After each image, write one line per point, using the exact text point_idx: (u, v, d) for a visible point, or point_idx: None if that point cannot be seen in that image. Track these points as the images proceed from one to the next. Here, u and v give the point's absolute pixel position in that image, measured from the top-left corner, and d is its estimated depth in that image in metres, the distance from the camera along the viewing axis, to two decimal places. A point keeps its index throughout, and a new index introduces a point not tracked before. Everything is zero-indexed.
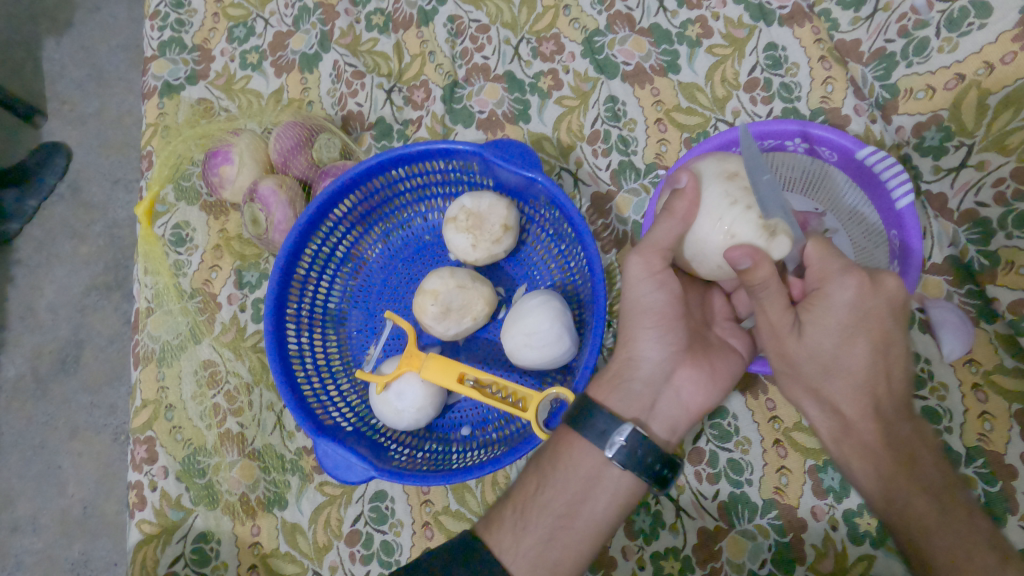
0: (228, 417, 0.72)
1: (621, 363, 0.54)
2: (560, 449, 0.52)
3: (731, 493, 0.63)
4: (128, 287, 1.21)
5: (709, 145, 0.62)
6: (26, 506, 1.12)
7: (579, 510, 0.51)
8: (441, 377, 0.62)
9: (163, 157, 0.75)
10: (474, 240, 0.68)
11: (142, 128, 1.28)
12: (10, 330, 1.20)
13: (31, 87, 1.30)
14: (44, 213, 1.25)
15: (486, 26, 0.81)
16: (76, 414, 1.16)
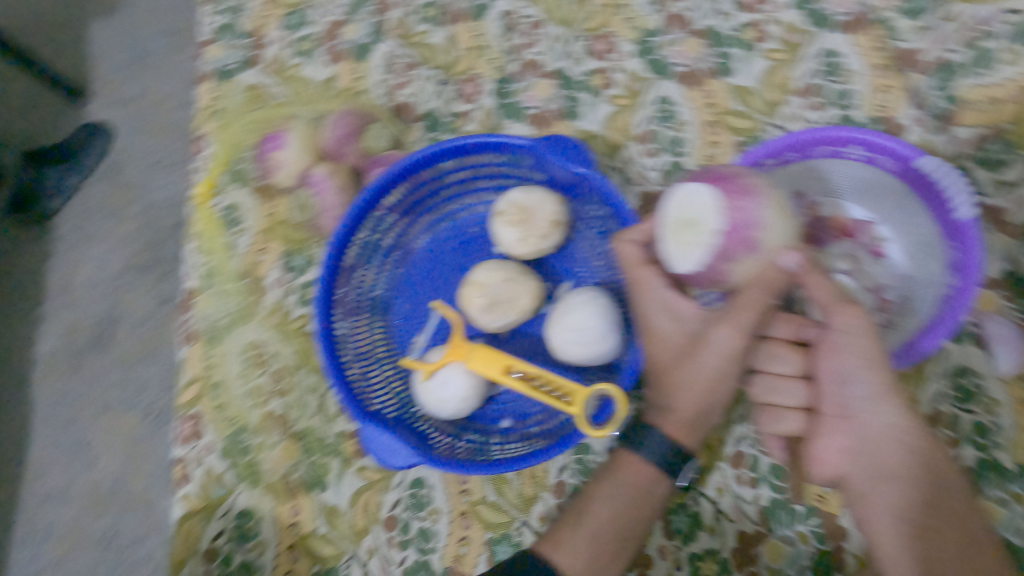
0: (272, 398, 0.73)
1: (696, 413, 0.56)
2: (627, 478, 0.57)
3: (772, 498, 0.63)
4: (163, 268, 1.23)
5: (766, 149, 0.62)
6: (57, 477, 1.15)
7: (637, 531, 0.57)
8: (487, 367, 0.63)
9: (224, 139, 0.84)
10: (523, 234, 0.69)
11: (183, 112, 1.29)
12: (47, 305, 1.24)
13: (76, 68, 1.33)
14: (84, 192, 1.28)
15: (541, 22, 0.81)
16: (109, 389, 1.18)
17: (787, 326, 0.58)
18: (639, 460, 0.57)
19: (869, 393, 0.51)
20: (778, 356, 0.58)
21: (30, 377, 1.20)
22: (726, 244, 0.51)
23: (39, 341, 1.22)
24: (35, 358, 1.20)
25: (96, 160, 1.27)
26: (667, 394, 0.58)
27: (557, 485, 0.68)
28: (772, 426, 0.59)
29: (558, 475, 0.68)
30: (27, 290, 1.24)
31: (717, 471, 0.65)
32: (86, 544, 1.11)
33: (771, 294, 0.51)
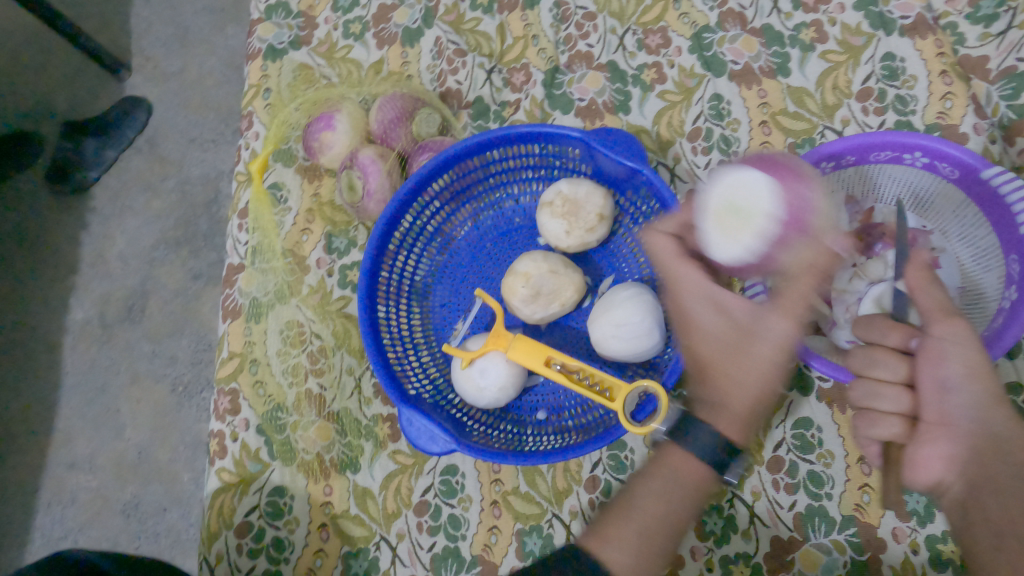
0: (309, 377, 0.73)
1: (750, 408, 0.50)
2: (679, 471, 0.50)
3: (808, 505, 0.62)
4: (195, 244, 1.24)
5: (823, 150, 0.61)
6: (84, 445, 1.16)
7: (685, 532, 0.50)
8: (527, 358, 0.63)
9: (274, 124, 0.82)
10: (568, 226, 0.68)
11: (222, 90, 1.31)
12: (80, 275, 1.25)
13: (118, 42, 1.34)
14: (122, 165, 1.29)
15: (593, 14, 0.81)
16: (138, 361, 1.20)
17: (893, 331, 0.50)
18: (690, 455, 0.49)
19: (974, 403, 0.45)
20: (882, 358, 0.49)
21: (61, 344, 1.21)
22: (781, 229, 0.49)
23: (70, 310, 1.23)
24: (66, 326, 1.22)
25: (134, 134, 1.28)
26: (716, 393, 0.51)
27: (590, 480, 0.68)
28: (870, 431, 0.51)
29: (592, 470, 0.68)
30: (59, 258, 1.25)
31: (754, 474, 0.64)
32: (110, 512, 1.13)
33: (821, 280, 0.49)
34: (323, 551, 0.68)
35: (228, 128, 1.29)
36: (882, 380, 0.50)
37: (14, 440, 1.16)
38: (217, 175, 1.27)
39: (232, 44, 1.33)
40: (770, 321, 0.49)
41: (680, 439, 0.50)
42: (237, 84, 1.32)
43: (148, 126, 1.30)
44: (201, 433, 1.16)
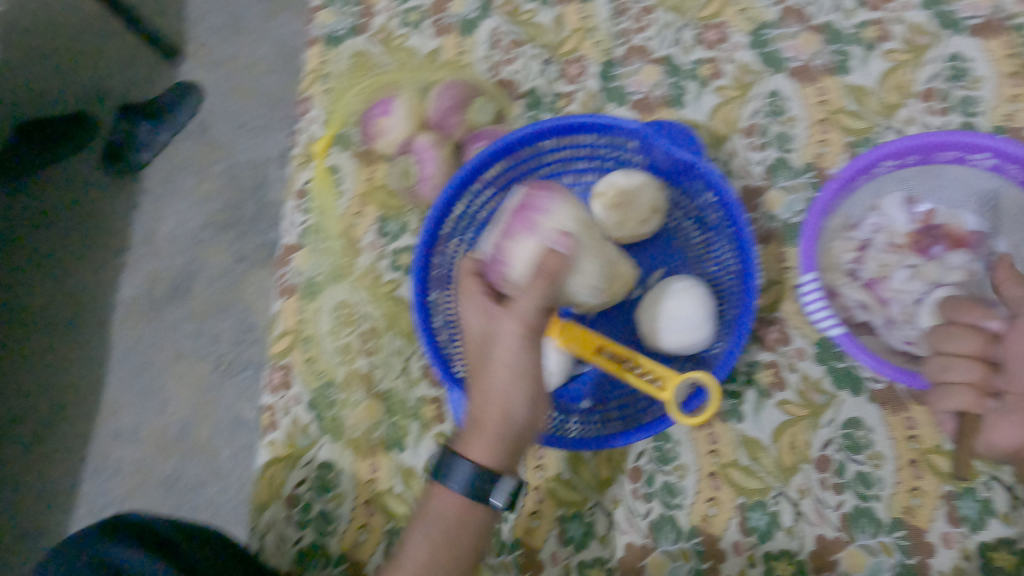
0: (358, 356, 0.75)
1: (498, 424, 0.54)
2: (441, 511, 0.55)
3: (856, 506, 0.61)
4: (242, 228, 1.27)
5: (887, 150, 0.60)
6: (129, 417, 1.20)
7: (462, 556, 0.55)
8: (578, 346, 0.63)
9: (338, 108, 0.86)
10: (620, 218, 0.69)
11: (271, 79, 1.33)
12: (131, 253, 1.30)
13: (173, 28, 1.39)
14: (172, 148, 1.34)
15: (652, 8, 0.81)
16: (182, 339, 1.23)
17: (970, 311, 0.53)
18: (447, 493, 0.55)
19: None
20: (962, 334, 0.53)
21: (110, 320, 1.26)
22: (517, 228, 0.60)
23: (121, 287, 1.28)
24: (116, 303, 1.26)
25: (187, 117, 1.33)
26: (475, 412, 0.55)
27: (633, 470, 0.68)
28: (941, 403, 0.53)
29: (635, 460, 0.68)
30: (113, 236, 1.31)
31: (800, 471, 0.63)
32: (151, 483, 1.16)
33: (549, 277, 0.54)
34: (367, 526, 0.69)
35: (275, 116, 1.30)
36: (960, 354, 0.52)
37: (65, 410, 1.21)
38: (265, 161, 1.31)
39: (283, 31, 1.36)
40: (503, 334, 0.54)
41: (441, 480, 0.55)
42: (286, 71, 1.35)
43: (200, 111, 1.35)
44: (240, 412, 1.18)
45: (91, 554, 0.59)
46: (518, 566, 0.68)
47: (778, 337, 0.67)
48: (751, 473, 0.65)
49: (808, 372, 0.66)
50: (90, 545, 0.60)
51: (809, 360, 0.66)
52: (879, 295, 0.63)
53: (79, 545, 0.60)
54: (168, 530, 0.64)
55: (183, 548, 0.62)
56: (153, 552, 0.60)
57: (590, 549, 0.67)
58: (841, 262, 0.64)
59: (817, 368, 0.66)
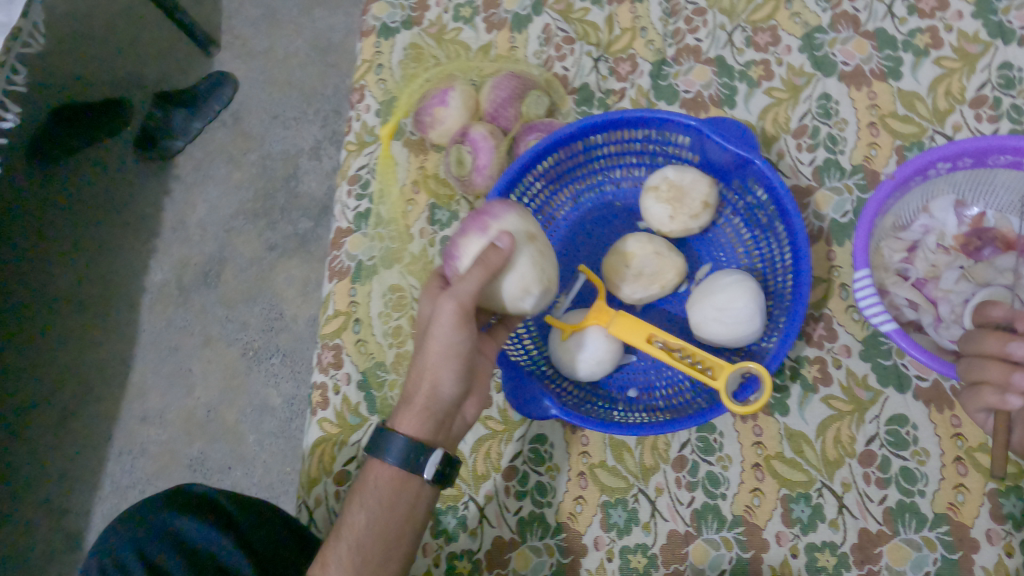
0: (408, 340, 0.76)
1: (425, 399, 0.58)
2: (375, 483, 0.58)
3: (900, 501, 0.63)
4: (272, 217, 1.32)
5: (931, 155, 0.62)
6: (155, 400, 1.24)
7: (403, 527, 0.58)
8: (631, 334, 0.65)
9: (412, 91, 0.86)
10: (672, 212, 0.70)
11: (304, 71, 1.39)
12: (161, 238, 1.33)
13: (211, 19, 1.46)
14: (207, 137, 1.38)
15: (703, 10, 0.83)
16: (212, 325, 1.27)
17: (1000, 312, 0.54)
18: (383, 466, 0.58)
19: None
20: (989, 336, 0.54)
21: (140, 303, 1.29)
22: (468, 226, 0.62)
23: (150, 272, 1.31)
24: (145, 287, 1.30)
25: (221, 108, 1.36)
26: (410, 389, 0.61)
27: (677, 459, 0.69)
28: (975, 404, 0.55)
29: (679, 450, 0.70)
30: (143, 222, 1.34)
31: (844, 466, 0.65)
32: (177, 465, 1.20)
33: (486, 273, 0.56)
34: None
35: (309, 107, 1.37)
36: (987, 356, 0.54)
37: (92, 391, 1.24)
38: (297, 152, 1.35)
39: (319, 25, 1.43)
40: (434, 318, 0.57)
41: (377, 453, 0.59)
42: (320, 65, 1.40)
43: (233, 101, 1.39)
44: (266, 398, 1.21)
45: (159, 528, 0.63)
46: (561, 550, 0.69)
47: (824, 334, 0.69)
48: (796, 466, 0.66)
49: (853, 369, 0.67)
50: (158, 518, 0.63)
51: (855, 357, 0.67)
52: (928, 295, 0.64)
53: (147, 519, 0.63)
54: (226, 500, 0.65)
55: (242, 520, 0.64)
56: (216, 527, 0.62)
57: (633, 535, 0.68)
58: (890, 262, 0.66)
59: (863, 365, 0.67)
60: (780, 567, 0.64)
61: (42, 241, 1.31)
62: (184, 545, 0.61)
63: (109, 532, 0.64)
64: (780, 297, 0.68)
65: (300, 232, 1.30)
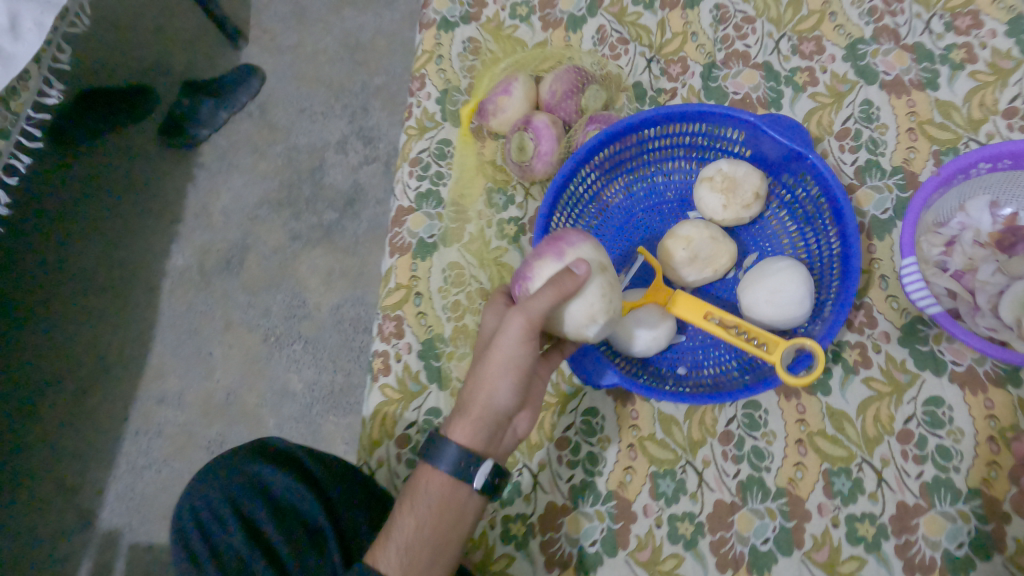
0: (467, 314, 0.80)
1: (480, 409, 0.59)
2: (427, 488, 0.59)
3: (936, 476, 0.67)
4: (297, 207, 1.44)
5: (960, 163, 0.68)
6: (173, 381, 1.32)
7: (450, 533, 0.59)
8: (688, 311, 0.69)
9: (486, 76, 0.90)
10: (726, 202, 0.75)
11: (330, 68, 1.55)
12: (185, 224, 1.45)
13: (241, 13, 1.62)
14: (232, 128, 1.52)
15: (752, 18, 0.88)
16: (233, 310, 1.37)
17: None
18: (435, 472, 0.59)
19: None
20: None
21: (160, 286, 1.40)
22: (545, 249, 0.64)
23: (174, 258, 1.42)
24: (167, 271, 1.40)
25: (248, 99, 1.52)
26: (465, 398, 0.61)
27: (724, 433, 0.73)
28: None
29: (726, 424, 0.74)
30: (167, 211, 1.46)
31: (883, 442, 0.69)
32: (195, 446, 1.27)
33: (560, 293, 0.58)
34: None
35: (337, 103, 1.51)
36: None
37: (112, 371, 1.33)
38: (322, 146, 1.49)
39: (346, 26, 1.59)
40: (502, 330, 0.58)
41: (431, 459, 0.59)
42: (346, 63, 1.55)
43: (259, 95, 1.54)
44: (287, 382, 1.30)
45: (246, 476, 0.69)
46: (612, 516, 0.73)
47: (864, 321, 0.73)
48: (837, 442, 0.70)
49: (892, 353, 0.72)
50: (245, 467, 0.70)
51: (894, 343, 0.72)
52: (965, 285, 0.69)
53: (235, 468, 0.70)
54: (305, 455, 0.71)
55: (320, 474, 0.70)
56: (297, 479, 0.69)
57: (680, 503, 0.72)
58: (929, 255, 0.71)
59: (902, 350, 0.71)
60: (821, 536, 0.68)
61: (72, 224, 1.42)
62: (267, 493, 0.68)
63: (200, 477, 0.71)
64: (824, 284, 0.73)
65: (325, 222, 1.42)
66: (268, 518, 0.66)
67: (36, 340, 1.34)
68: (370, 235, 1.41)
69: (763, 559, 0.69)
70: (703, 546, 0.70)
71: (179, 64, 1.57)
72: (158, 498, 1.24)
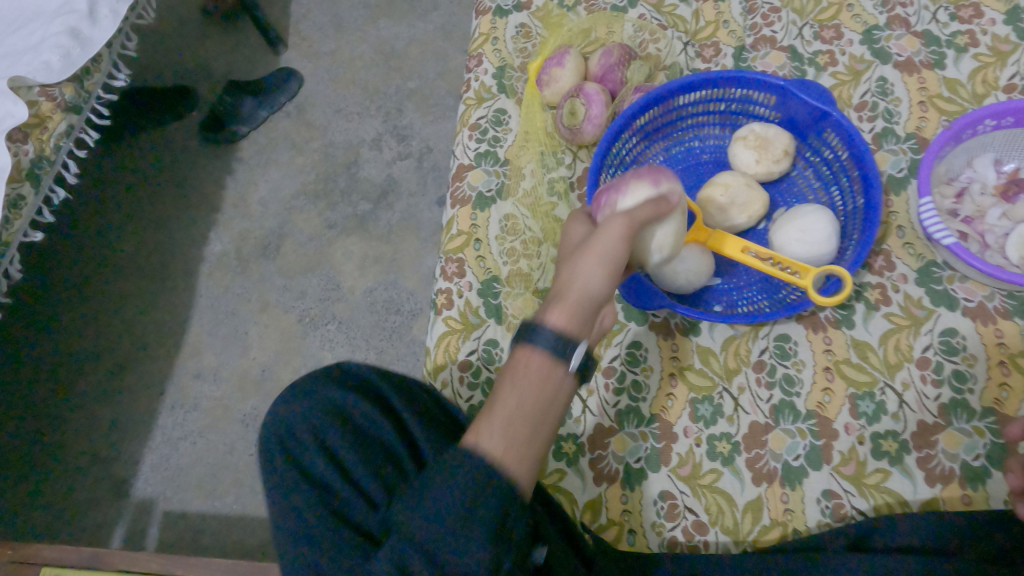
0: (521, 259, 0.88)
1: (579, 294, 0.54)
2: (525, 367, 0.52)
3: (953, 397, 0.74)
4: (333, 198, 1.53)
5: (967, 119, 0.76)
6: (210, 358, 1.40)
7: (551, 411, 0.51)
8: (728, 246, 0.78)
9: (547, 45, 1.00)
10: (759, 157, 0.84)
11: (366, 72, 1.66)
12: (224, 213, 1.53)
13: (284, 22, 1.74)
14: (271, 125, 1.61)
15: (778, 8, 0.99)
16: (270, 292, 1.46)
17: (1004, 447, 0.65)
18: (533, 348, 0.52)
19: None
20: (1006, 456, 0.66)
21: (198, 270, 1.48)
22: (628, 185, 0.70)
23: (212, 243, 1.51)
24: (205, 256, 1.49)
25: (287, 100, 1.62)
26: (555, 290, 0.56)
27: (757, 362, 0.80)
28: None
29: (759, 354, 0.81)
30: (209, 199, 1.55)
31: (903, 369, 0.76)
32: (230, 419, 1.35)
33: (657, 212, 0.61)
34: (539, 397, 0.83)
35: (372, 104, 1.62)
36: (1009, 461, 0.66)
37: (151, 349, 1.41)
38: (357, 142, 1.58)
39: (381, 34, 1.70)
40: (605, 227, 0.58)
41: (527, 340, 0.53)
42: (381, 68, 1.66)
43: (298, 95, 1.64)
44: (321, 360, 1.38)
45: (326, 402, 0.67)
46: (655, 436, 0.79)
47: (883, 265, 0.81)
48: (861, 369, 0.77)
49: (911, 293, 0.79)
50: (325, 393, 0.68)
51: (911, 283, 0.80)
52: (976, 229, 0.78)
53: (315, 394, 0.68)
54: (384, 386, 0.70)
55: (400, 402, 0.68)
56: (377, 407, 0.67)
57: (718, 425, 0.78)
58: (943, 205, 0.80)
59: (919, 289, 0.79)
60: (848, 453, 0.74)
61: (117, 212, 1.51)
62: (346, 419, 0.66)
63: (281, 407, 0.69)
64: (846, 231, 0.81)
65: (359, 213, 1.51)
66: (350, 441, 0.64)
67: (75, 317, 1.42)
68: (402, 224, 1.49)
69: (794, 474, 0.75)
70: (740, 462, 0.76)
71: (220, 68, 1.67)
72: (193, 468, 1.32)
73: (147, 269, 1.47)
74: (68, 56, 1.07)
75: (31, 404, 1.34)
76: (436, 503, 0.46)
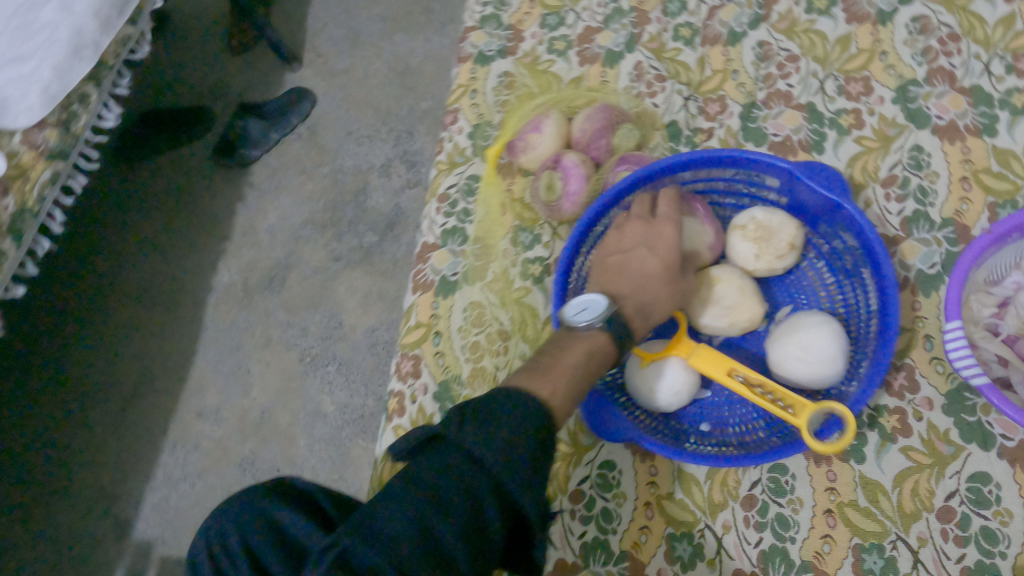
0: (485, 356, 0.78)
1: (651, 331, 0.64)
2: (598, 357, 0.57)
3: (978, 560, 0.61)
4: (339, 228, 1.44)
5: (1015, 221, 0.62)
6: (212, 398, 1.34)
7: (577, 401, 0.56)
8: (712, 367, 0.66)
9: (523, 104, 0.89)
10: (758, 251, 0.71)
11: (380, 90, 1.54)
12: (233, 241, 1.46)
13: (296, 37, 1.63)
14: (282, 147, 1.52)
15: (797, 56, 0.84)
16: (273, 328, 1.38)
17: None
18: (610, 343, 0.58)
19: None
20: None
21: (206, 301, 1.41)
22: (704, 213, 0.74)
23: (219, 274, 1.44)
24: (212, 287, 1.42)
25: (298, 121, 1.51)
26: (641, 308, 0.63)
27: (747, 497, 0.69)
28: None
29: (750, 488, 0.69)
30: (216, 225, 1.47)
31: (920, 519, 0.64)
32: (229, 461, 1.29)
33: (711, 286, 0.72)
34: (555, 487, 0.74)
35: (383, 126, 1.51)
36: None
37: (154, 381, 1.35)
38: (368, 168, 1.48)
39: (397, 49, 1.58)
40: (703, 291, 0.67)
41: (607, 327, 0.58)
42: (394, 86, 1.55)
43: (310, 115, 1.54)
44: (320, 404, 1.31)
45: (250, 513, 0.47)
46: None
47: (905, 384, 0.68)
48: (869, 515, 0.65)
49: (935, 423, 0.66)
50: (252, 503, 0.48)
51: (937, 411, 0.67)
52: (1019, 352, 0.63)
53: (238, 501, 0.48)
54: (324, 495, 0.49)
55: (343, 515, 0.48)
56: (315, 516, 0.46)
57: (697, 571, 0.68)
58: (977, 316, 0.65)
59: (946, 420, 0.66)
60: None
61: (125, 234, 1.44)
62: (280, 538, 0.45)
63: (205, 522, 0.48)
64: (858, 343, 0.69)
65: (365, 244, 1.42)
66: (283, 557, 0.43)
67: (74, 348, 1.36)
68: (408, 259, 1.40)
69: None
70: None
71: (231, 84, 1.57)
72: (190, 511, 1.26)
73: (150, 297, 1.40)
74: (49, 89, 0.92)
75: (37, 434, 1.30)
76: (508, 442, 0.44)
